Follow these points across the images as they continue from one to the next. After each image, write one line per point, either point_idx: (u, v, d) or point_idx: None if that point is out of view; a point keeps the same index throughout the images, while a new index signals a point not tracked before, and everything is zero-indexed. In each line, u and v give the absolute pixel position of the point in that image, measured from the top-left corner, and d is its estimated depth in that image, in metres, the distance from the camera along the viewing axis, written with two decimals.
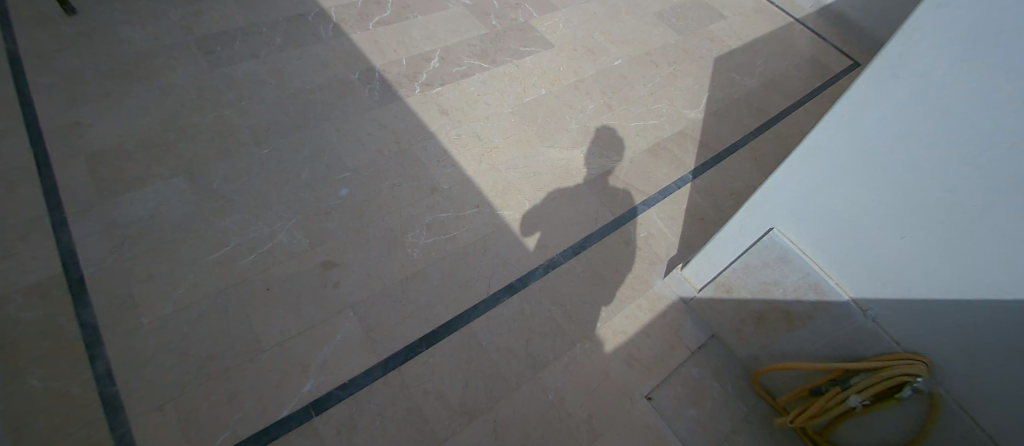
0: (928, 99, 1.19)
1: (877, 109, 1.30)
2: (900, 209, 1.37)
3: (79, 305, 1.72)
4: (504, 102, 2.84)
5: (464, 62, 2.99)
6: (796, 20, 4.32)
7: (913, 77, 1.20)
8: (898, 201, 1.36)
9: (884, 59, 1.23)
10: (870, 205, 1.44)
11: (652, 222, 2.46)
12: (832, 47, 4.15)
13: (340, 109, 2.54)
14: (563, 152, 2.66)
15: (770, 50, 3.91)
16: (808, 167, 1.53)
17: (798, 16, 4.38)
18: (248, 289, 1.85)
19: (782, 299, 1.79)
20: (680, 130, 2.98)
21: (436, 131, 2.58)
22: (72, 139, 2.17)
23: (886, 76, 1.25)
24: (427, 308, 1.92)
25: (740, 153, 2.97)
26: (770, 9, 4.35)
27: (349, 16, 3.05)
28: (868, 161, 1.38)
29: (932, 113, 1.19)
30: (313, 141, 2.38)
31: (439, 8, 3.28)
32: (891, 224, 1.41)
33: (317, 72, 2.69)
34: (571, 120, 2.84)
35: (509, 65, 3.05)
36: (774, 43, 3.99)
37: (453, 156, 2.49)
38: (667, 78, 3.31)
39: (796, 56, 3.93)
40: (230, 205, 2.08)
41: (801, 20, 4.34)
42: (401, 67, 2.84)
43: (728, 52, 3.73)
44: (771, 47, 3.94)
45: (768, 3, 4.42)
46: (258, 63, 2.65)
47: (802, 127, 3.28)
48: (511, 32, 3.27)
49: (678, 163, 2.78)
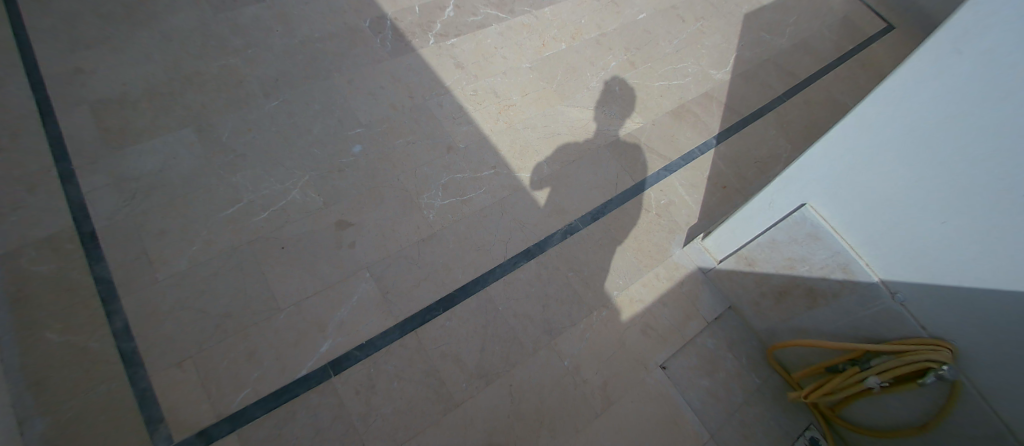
0: (987, 78, 1.11)
1: (932, 85, 1.22)
2: (944, 188, 1.29)
3: (92, 260, 1.71)
4: (523, 56, 2.68)
5: (480, 11, 2.81)
6: None
7: (976, 53, 1.11)
8: (945, 180, 1.28)
9: (947, 31, 1.14)
10: (910, 186, 1.37)
11: (674, 188, 2.39)
12: (867, 7, 3.91)
13: (351, 60, 2.41)
14: (583, 111, 2.54)
15: (803, 7, 3.67)
16: (849, 141, 1.45)
17: None
18: (262, 248, 1.82)
19: (807, 275, 1.74)
20: (707, 92, 2.83)
21: (451, 86, 2.46)
22: (75, 87, 2.08)
23: (946, 50, 1.16)
24: (443, 270, 1.89)
25: (767, 118, 2.84)
26: None
27: None
28: (915, 140, 1.30)
29: (991, 93, 1.11)
30: (323, 93, 2.28)
31: None
32: (931, 208, 1.34)
33: (325, 18, 2.53)
34: (591, 78, 2.70)
35: (528, 16, 2.86)
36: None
37: (469, 114, 2.38)
38: (694, 35, 3.12)
39: (828, 15, 3.70)
40: (241, 160, 2.02)
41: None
42: (414, 16, 2.67)
43: (759, 8, 3.50)
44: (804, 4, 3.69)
45: None
46: (264, 7, 2.50)
47: (829, 94, 3.15)
48: None
49: (702, 127, 2.66)
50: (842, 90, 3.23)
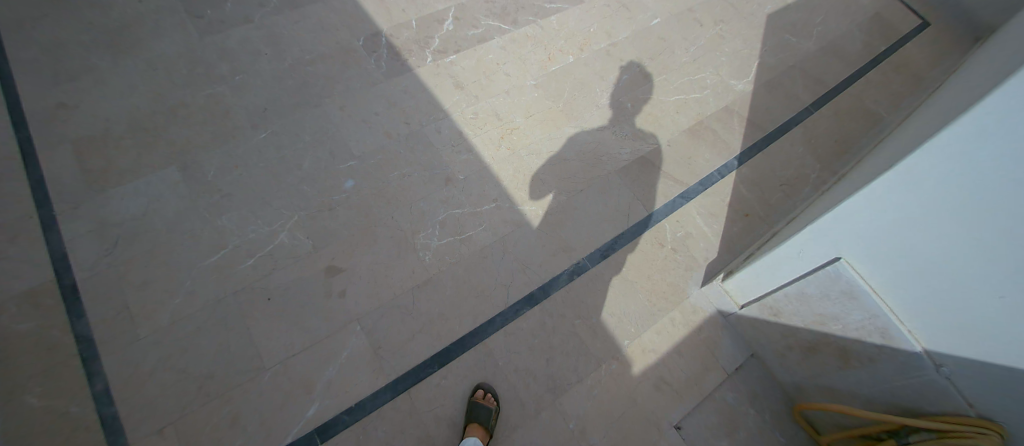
0: None
1: (1001, 143, 1.03)
2: (1006, 260, 1.10)
3: (74, 316, 1.63)
4: (527, 72, 2.47)
5: (481, 23, 2.60)
6: None
7: None
8: (1008, 251, 1.09)
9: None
10: (965, 253, 1.18)
11: (690, 218, 2.22)
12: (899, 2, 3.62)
13: (343, 84, 2.26)
14: (593, 133, 2.35)
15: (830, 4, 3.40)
16: (895, 194, 1.27)
17: None
18: (247, 298, 1.73)
19: (840, 334, 1.56)
20: (727, 106, 2.62)
21: (451, 109, 2.28)
22: (58, 124, 1.99)
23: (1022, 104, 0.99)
24: (440, 321, 1.77)
25: (793, 133, 2.63)
26: None
27: None
28: (975, 202, 1.12)
29: None
30: (315, 122, 2.13)
31: None
32: (990, 279, 1.15)
33: (317, 38, 2.38)
34: (602, 93, 2.48)
35: (532, 27, 2.64)
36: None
37: (470, 140, 2.21)
38: (713, 41, 2.86)
39: (857, 13, 3.42)
40: (227, 201, 1.92)
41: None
42: (411, 31, 2.48)
43: (784, 7, 3.23)
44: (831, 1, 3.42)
45: None
46: (253, 28, 2.35)
47: (861, 104, 2.91)
48: None
49: (721, 147, 2.46)
50: (874, 98, 2.98)
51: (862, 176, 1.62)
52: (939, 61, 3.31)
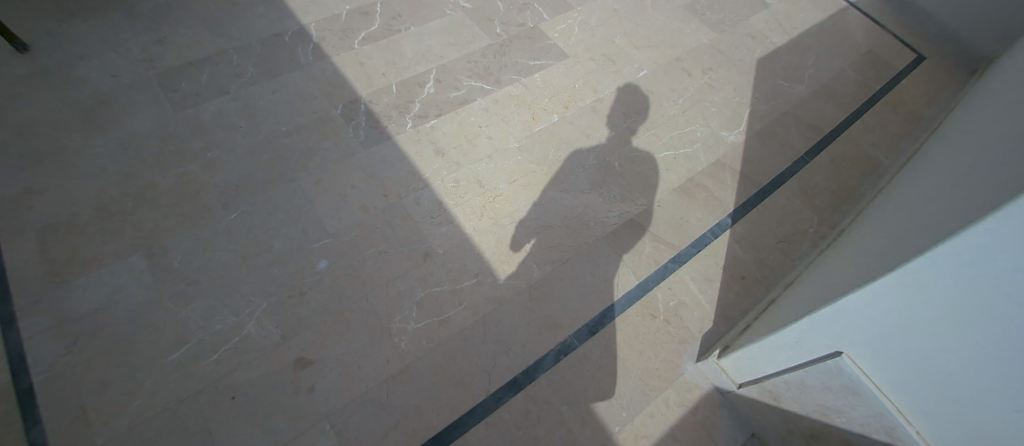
0: None
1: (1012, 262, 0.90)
2: (1015, 378, 0.95)
3: (31, 421, 1.53)
4: (510, 133, 2.40)
5: (463, 84, 2.53)
6: (848, 5, 3.72)
7: None
8: (1010, 358, 0.95)
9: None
10: (975, 368, 1.03)
11: (683, 285, 2.11)
12: (891, 38, 3.57)
13: (319, 156, 2.20)
14: (579, 196, 2.26)
15: (821, 45, 3.34)
16: (889, 284, 1.17)
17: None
18: (211, 398, 1.62)
19: (845, 427, 1.42)
20: (718, 160, 2.54)
21: (430, 178, 2.21)
22: (24, 211, 1.94)
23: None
24: (416, 415, 1.65)
25: (788, 185, 2.54)
26: None
27: (333, 33, 2.59)
28: (986, 317, 0.98)
29: None
30: (287, 199, 2.08)
31: (436, 15, 2.78)
32: (1000, 401, 1.00)
33: (293, 108, 2.31)
34: (587, 153, 2.41)
35: (516, 85, 2.57)
36: (824, 36, 3.41)
37: (450, 210, 2.13)
38: (701, 91, 2.79)
39: (846, 53, 3.38)
40: (195, 289, 1.84)
41: (853, 4, 3.74)
42: (390, 97, 2.42)
43: (772, 51, 3.16)
44: (821, 42, 3.37)
45: None
46: (227, 101, 2.30)
47: (858, 149, 2.83)
48: (518, 42, 2.74)
49: (713, 204, 2.38)
50: (871, 141, 2.90)
51: (877, 266, 1.48)
52: (934, 100, 3.25)
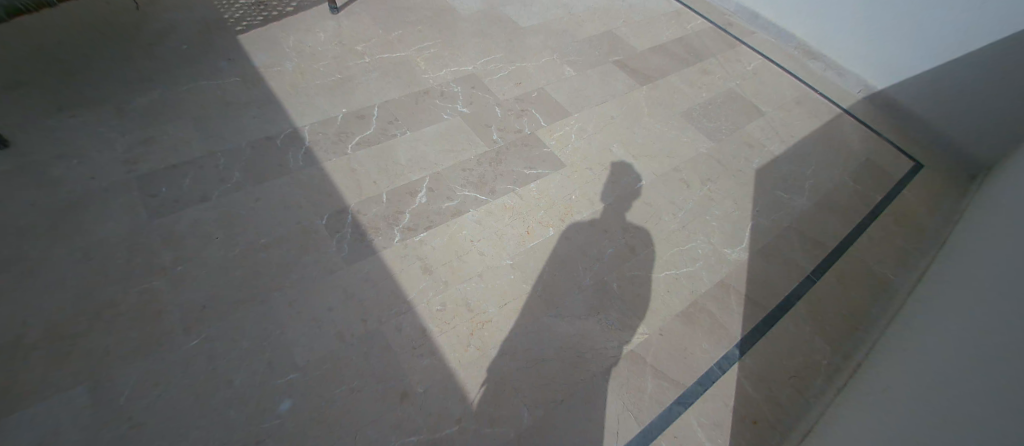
0: None
1: None
2: None
3: None
4: (503, 249, 2.27)
5: (457, 193, 2.43)
6: (844, 111, 3.75)
7: None
8: None
9: None
10: None
11: (691, 432, 1.88)
12: (891, 144, 3.56)
13: (298, 272, 2.04)
14: (575, 323, 2.09)
15: (818, 153, 3.32)
16: None
17: (846, 105, 3.81)
18: None
19: None
20: (722, 281, 2.40)
21: (414, 299, 2.04)
22: None
23: None
24: None
25: (797, 308, 2.38)
26: (814, 98, 3.79)
27: (326, 136, 2.53)
28: None
29: None
30: (255, 323, 1.89)
31: (433, 119, 2.75)
32: None
33: (276, 217, 2.18)
34: (584, 272, 2.26)
35: (511, 195, 2.48)
36: (821, 143, 3.40)
37: (434, 339, 1.95)
38: (701, 203, 2.72)
39: (845, 161, 3.35)
40: (137, 433, 1.61)
41: (849, 110, 3.77)
42: (381, 206, 2.31)
43: (771, 160, 3.12)
44: (820, 149, 3.36)
45: (811, 90, 3.86)
46: (208, 208, 2.17)
47: (866, 266, 2.70)
48: (514, 149, 2.69)
49: (719, 333, 2.20)
50: (880, 258, 2.78)
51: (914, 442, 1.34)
52: (940, 211, 3.17)
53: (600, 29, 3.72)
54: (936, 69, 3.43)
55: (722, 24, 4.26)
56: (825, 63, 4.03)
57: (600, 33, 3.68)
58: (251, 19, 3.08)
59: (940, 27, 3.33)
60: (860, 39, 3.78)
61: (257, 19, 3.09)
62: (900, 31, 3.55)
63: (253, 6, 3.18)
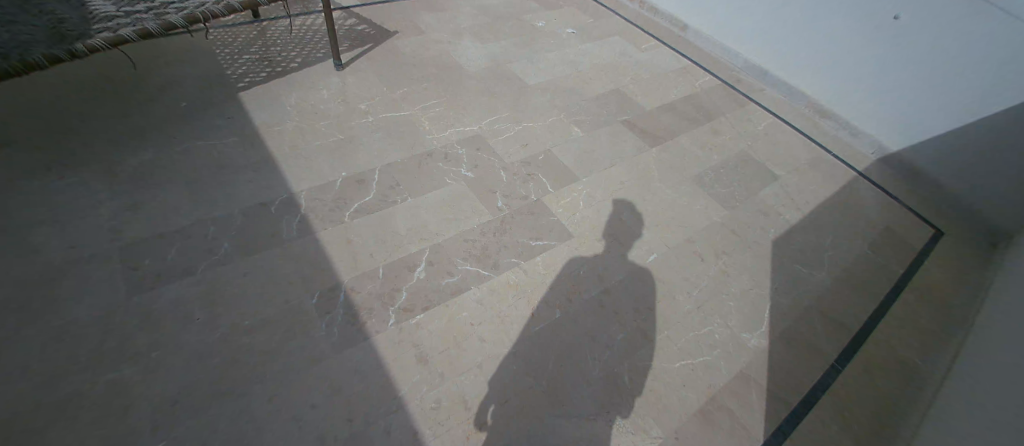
0: None
1: None
2: None
3: None
4: (505, 333, 2.11)
5: (458, 268, 2.28)
6: (859, 173, 3.55)
7: None
8: None
9: None
10: None
11: None
12: (908, 209, 3.33)
13: (283, 360, 1.88)
14: (583, 423, 1.90)
15: (839, 220, 3.15)
16: None
17: (860, 167, 3.60)
18: None
19: None
20: (742, 371, 2.22)
21: (407, 394, 1.87)
22: None
23: None
24: None
25: (822, 404, 2.18)
26: (827, 159, 3.60)
27: (323, 202, 2.41)
28: None
29: None
30: (232, 422, 1.71)
31: (436, 184, 2.65)
32: None
33: (264, 296, 2.04)
34: (593, 361, 2.09)
35: (515, 270, 2.33)
36: (841, 208, 3.23)
37: (427, 442, 1.76)
38: (717, 280, 2.56)
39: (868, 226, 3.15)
40: None
41: (863, 172, 3.57)
42: (376, 282, 2.16)
43: (789, 229, 2.98)
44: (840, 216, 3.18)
45: (824, 151, 3.67)
46: (192, 284, 2.03)
47: (894, 351, 2.51)
48: (520, 217, 2.56)
49: (741, 435, 2.01)
50: (909, 341, 2.57)
51: None
52: (964, 285, 2.91)
53: (607, 87, 3.67)
54: (955, 133, 3.22)
55: (733, 80, 4.15)
56: (838, 121, 3.84)
57: (608, 91, 3.62)
58: (254, 76, 3.07)
59: (958, 90, 3.15)
60: (873, 99, 3.60)
61: (261, 75, 3.09)
62: (914, 84, 3.35)
63: (257, 62, 3.18)
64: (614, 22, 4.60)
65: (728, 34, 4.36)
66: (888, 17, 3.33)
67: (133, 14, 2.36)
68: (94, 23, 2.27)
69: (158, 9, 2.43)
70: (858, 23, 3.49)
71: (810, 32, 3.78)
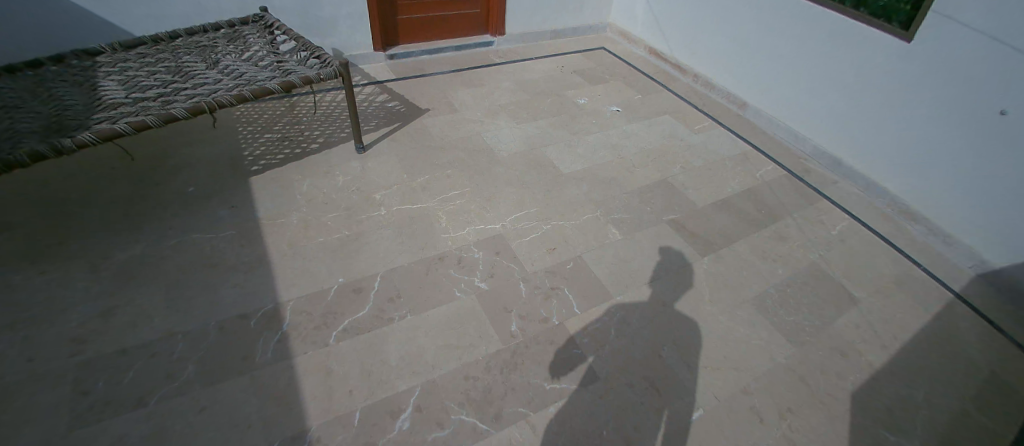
0: None
1: None
2: None
3: None
4: None
5: (453, 417, 1.86)
6: (955, 295, 2.76)
7: None
8: None
9: None
10: None
11: None
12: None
13: None
14: None
15: (962, 361, 2.39)
16: None
17: (956, 286, 2.82)
18: None
19: None
20: None
21: None
22: None
23: None
24: None
25: None
26: (915, 275, 2.85)
27: (311, 318, 2.13)
28: None
29: None
30: None
31: (444, 297, 2.29)
32: None
33: (215, 442, 1.72)
34: None
35: (521, 424, 1.87)
36: (957, 344, 2.47)
37: None
38: None
39: (1004, 369, 2.38)
40: None
41: (960, 293, 2.78)
42: (349, 432, 1.78)
43: (875, 376, 2.26)
44: (958, 356, 2.41)
45: (909, 260, 2.95)
46: (141, 418, 1.76)
47: None
48: (534, 347, 2.13)
49: None
50: None
51: None
52: None
53: (652, 176, 3.26)
54: None
55: (800, 170, 3.59)
56: (925, 226, 3.12)
57: (652, 181, 3.22)
58: (270, 158, 2.96)
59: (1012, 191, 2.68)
60: (943, 196, 3.02)
61: (278, 156, 2.98)
62: (969, 181, 2.86)
63: (277, 141, 3.09)
64: (663, 98, 4.25)
65: (797, 117, 3.79)
66: (990, 110, 2.69)
67: (140, 102, 2.34)
68: (98, 113, 2.23)
69: (167, 96, 2.39)
70: (952, 113, 2.85)
71: (891, 120, 3.18)
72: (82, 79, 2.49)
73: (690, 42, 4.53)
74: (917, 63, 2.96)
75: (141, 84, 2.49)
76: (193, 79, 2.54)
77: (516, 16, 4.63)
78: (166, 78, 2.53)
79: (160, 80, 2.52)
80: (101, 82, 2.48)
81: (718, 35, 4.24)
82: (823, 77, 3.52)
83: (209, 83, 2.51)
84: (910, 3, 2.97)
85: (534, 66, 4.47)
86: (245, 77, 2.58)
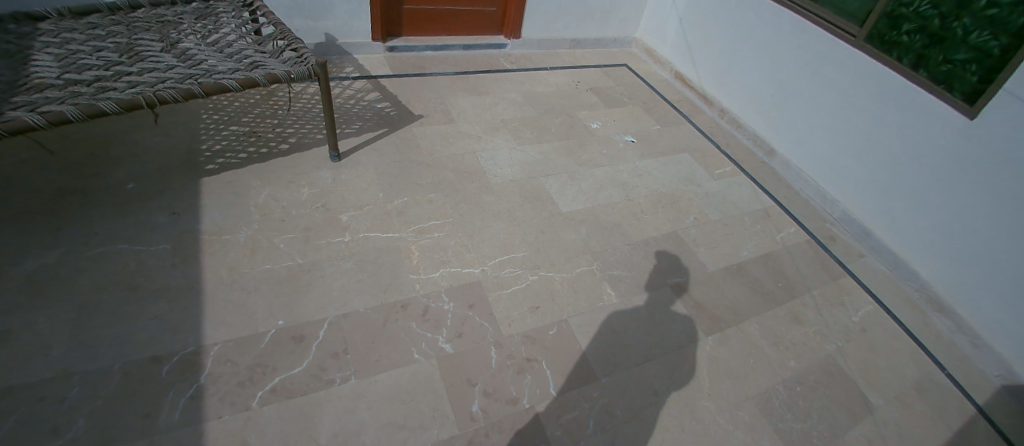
0: None
1: None
2: None
3: None
4: None
5: None
6: (979, 408, 2.40)
7: None
8: None
9: None
10: None
11: None
12: None
13: None
14: None
15: None
16: None
17: (983, 398, 2.45)
18: None
19: None
20: None
21: None
22: None
23: None
24: None
25: None
26: (942, 380, 2.50)
27: (236, 370, 1.79)
28: None
29: None
30: None
31: (399, 358, 1.95)
32: None
33: None
34: None
35: None
36: None
37: None
38: None
39: None
40: None
41: (986, 408, 2.41)
42: None
43: None
44: None
45: (929, 358, 2.59)
46: None
47: None
48: (496, 436, 1.80)
49: None
50: None
51: None
52: None
53: (660, 226, 2.90)
54: None
55: (823, 236, 3.23)
56: (955, 322, 2.74)
57: (659, 232, 2.86)
58: (232, 156, 2.62)
59: None
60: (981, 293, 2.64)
61: (240, 155, 2.64)
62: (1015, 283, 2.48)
63: (243, 137, 2.74)
64: (683, 132, 3.87)
65: (829, 176, 3.42)
66: None
67: (71, 85, 1.97)
68: (17, 95, 1.86)
69: (105, 81, 2.02)
70: (1003, 203, 2.49)
71: (930, 197, 2.82)
72: (14, 48, 2.13)
73: (721, 73, 4.14)
74: (974, 140, 2.59)
75: (81, 62, 2.12)
76: (142, 62, 2.18)
77: (534, 20, 4.24)
78: (111, 58, 2.17)
79: (104, 59, 2.15)
80: (35, 55, 2.11)
81: (752, 71, 3.85)
82: (864, 138, 3.14)
83: (160, 69, 2.15)
84: (978, 73, 2.59)
85: (547, 77, 4.08)
86: (204, 66, 2.22)
